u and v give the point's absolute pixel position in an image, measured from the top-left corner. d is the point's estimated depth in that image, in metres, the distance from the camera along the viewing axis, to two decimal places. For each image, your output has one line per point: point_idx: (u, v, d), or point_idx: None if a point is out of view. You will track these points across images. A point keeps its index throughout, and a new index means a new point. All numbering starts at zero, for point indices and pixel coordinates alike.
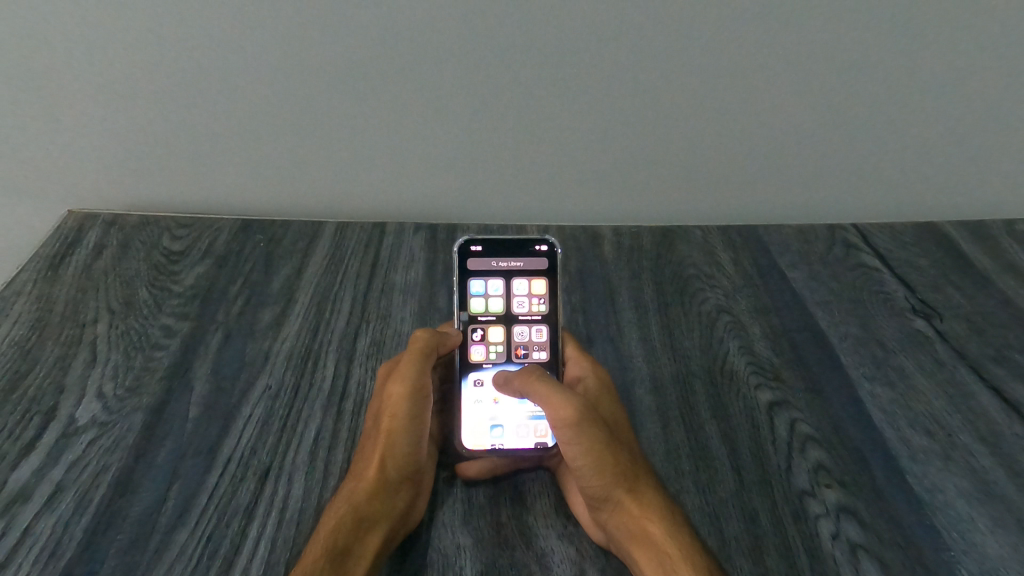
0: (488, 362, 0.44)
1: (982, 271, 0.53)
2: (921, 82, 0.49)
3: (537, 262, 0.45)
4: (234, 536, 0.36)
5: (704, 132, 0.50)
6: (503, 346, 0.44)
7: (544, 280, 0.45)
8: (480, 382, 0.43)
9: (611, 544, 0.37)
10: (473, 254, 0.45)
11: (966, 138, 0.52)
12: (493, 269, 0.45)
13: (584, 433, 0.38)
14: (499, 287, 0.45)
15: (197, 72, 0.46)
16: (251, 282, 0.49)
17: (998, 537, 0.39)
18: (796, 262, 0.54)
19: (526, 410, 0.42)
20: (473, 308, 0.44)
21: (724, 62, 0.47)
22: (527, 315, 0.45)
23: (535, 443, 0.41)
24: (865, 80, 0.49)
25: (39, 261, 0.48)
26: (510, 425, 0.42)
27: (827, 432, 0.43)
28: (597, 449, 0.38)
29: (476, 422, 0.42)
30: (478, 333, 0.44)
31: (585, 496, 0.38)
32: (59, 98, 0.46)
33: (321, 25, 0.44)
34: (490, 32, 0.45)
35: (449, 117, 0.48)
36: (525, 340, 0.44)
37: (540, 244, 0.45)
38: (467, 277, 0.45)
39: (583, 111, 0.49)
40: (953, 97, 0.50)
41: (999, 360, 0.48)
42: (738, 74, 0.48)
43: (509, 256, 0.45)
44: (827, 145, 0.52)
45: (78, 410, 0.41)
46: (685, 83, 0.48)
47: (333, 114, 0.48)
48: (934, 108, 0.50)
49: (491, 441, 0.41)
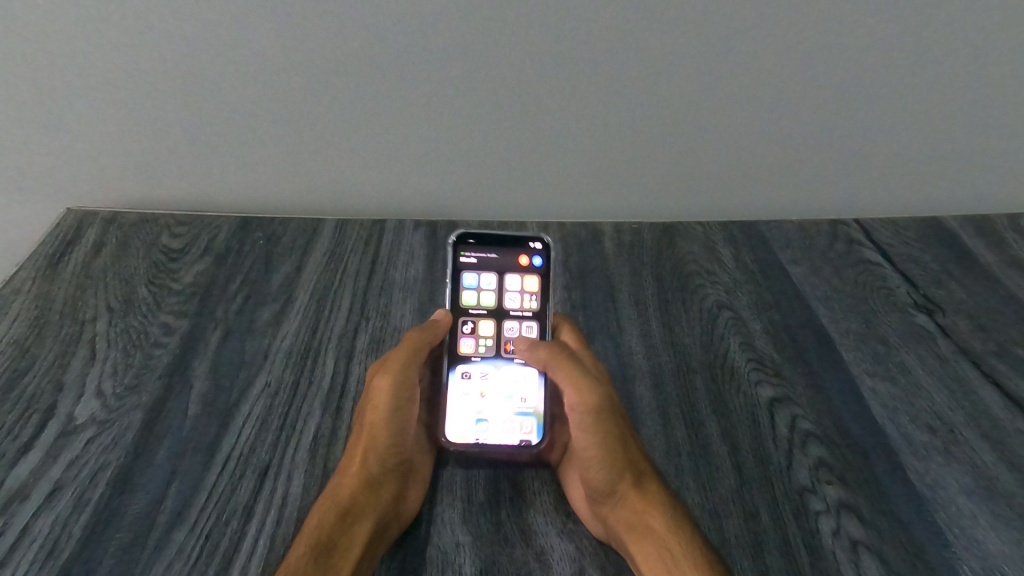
0: (476, 355, 0.43)
1: (986, 265, 0.53)
2: (953, 88, 0.46)
3: (530, 260, 0.45)
4: (232, 534, 0.36)
5: (715, 138, 0.48)
6: (493, 340, 0.43)
7: (538, 277, 0.45)
8: (468, 375, 0.42)
9: (610, 539, 0.38)
10: (467, 246, 0.45)
11: (989, 143, 0.49)
12: (486, 263, 0.45)
13: (601, 422, 0.39)
14: (492, 282, 0.45)
15: (187, 80, 0.43)
16: (250, 280, 0.49)
17: (1001, 533, 0.39)
18: (798, 257, 0.54)
19: (513, 404, 0.42)
20: (465, 301, 0.44)
21: (749, 67, 0.44)
22: (518, 310, 0.44)
23: (520, 439, 0.41)
24: (893, 87, 0.45)
25: (38, 258, 0.49)
26: (495, 419, 0.41)
27: (828, 428, 0.43)
28: (610, 440, 0.39)
29: (461, 414, 0.41)
30: (468, 325, 0.44)
31: (587, 489, 0.39)
32: (43, 104, 0.44)
33: (307, 30, 0.41)
34: (497, 34, 0.41)
35: (447, 122, 0.46)
36: (516, 335, 0.44)
37: (534, 241, 0.45)
38: (460, 270, 0.44)
39: (589, 119, 0.46)
40: (984, 103, 0.47)
41: (1002, 354, 0.48)
42: (759, 81, 0.45)
43: (504, 252, 0.45)
44: (846, 150, 0.49)
45: (76, 409, 0.41)
46: (699, 86, 0.45)
47: (324, 118, 0.45)
48: (964, 113, 0.47)
49: (474, 436, 0.41)
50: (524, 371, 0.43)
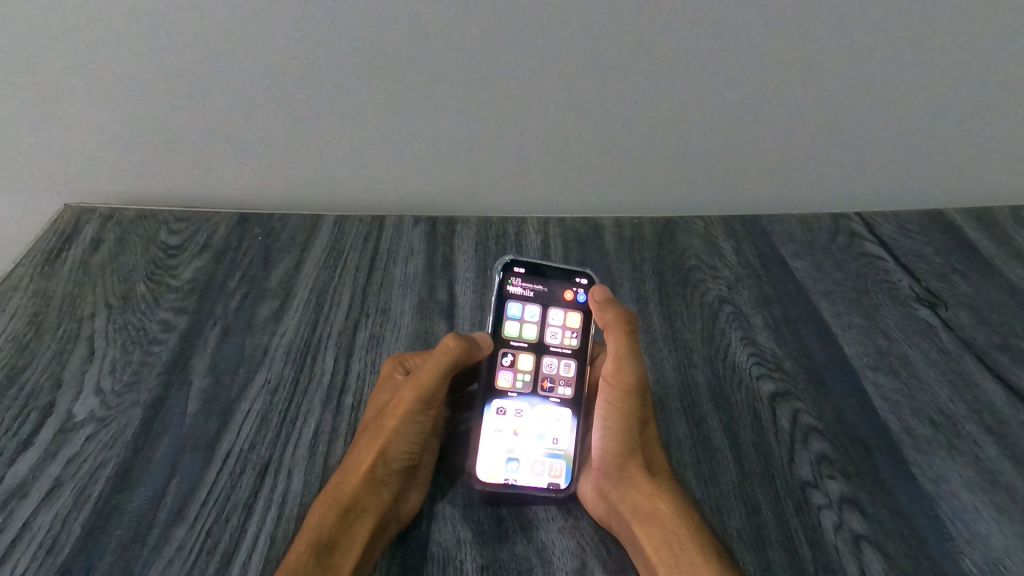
0: (513, 390, 0.41)
1: (990, 257, 0.53)
2: (963, 81, 0.45)
3: (575, 296, 0.43)
4: (233, 531, 0.36)
5: (719, 131, 0.48)
6: (531, 376, 0.42)
7: (581, 315, 0.43)
8: (504, 411, 0.41)
9: (614, 521, 0.38)
10: (515, 275, 0.43)
11: (998, 136, 0.48)
12: (533, 295, 0.43)
13: (630, 404, 0.39)
14: (535, 314, 0.43)
15: (189, 75, 0.42)
16: (249, 276, 0.49)
17: (1003, 526, 0.39)
18: (800, 250, 0.54)
19: (540, 440, 0.41)
20: (507, 332, 0.42)
21: (755, 63, 0.43)
22: (558, 346, 0.43)
23: (548, 483, 0.40)
24: (901, 80, 0.45)
25: (35, 255, 0.48)
26: (526, 460, 0.40)
27: (831, 423, 0.43)
28: (632, 424, 0.39)
29: (492, 452, 0.40)
30: (507, 357, 0.42)
31: (599, 465, 0.40)
32: (44, 107, 0.43)
33: (303, 25, 0.40)
34: (501, 29, 0.40)
35: (449, 116, 0.45)
36: (553, 372, 0.42)
37: (580, 277, 0.44)
38: (505, 299, 0.42)
39: (596, 112, 0.46)
40: (992, 96, 0.46)
41: (1005, 347, 0.48)
42: (766, 74, 0.44)
43: (550, 284, 0.43)
44: (850, 143, 0.49)
45: (75, 406, 0.41)
46: (705, 80, 0.44)
47: (325, 112, 0.45)
48: (972, 106, 0.46)
49: (505, 476, 0.39)
50: (558, 411, 0.42)
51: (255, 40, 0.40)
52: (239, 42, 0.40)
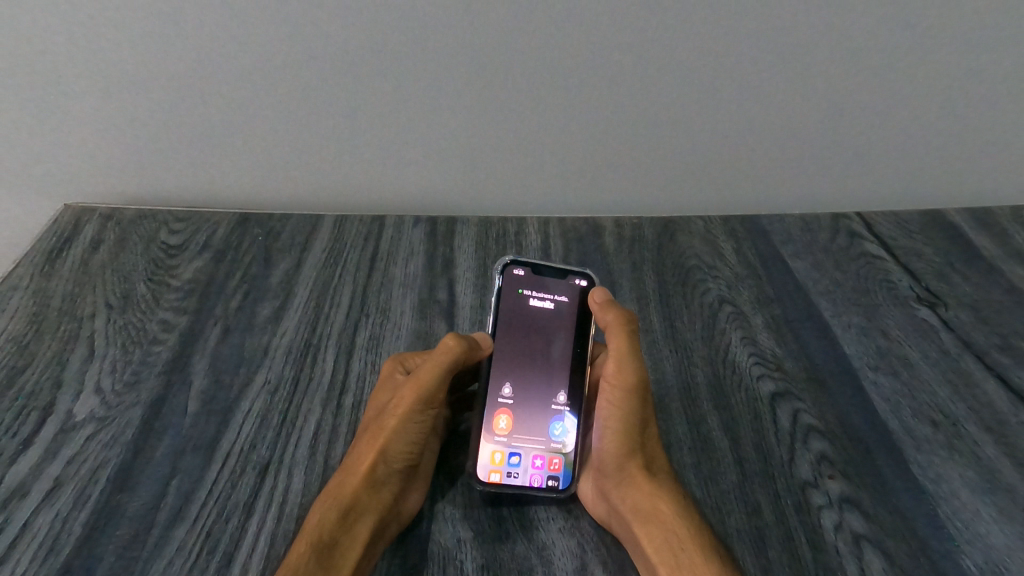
0: (513, 390, 0.41)
1: (990, 257, 0.53)
2: (963, 81, 0.45)
3: (575, 298, 0.43)
4: (233, 531, 0.36)
5: (719, 131, 0.48)
6: (530, 377, 0.42)
7: (581, 315, 0.43)
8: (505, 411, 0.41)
9: (614, 522, 0.38)
10: (515, 275, 0.42)
11: (998, 135, 0.48)
12: (532, 296, 0.43)
13: (630, 404, 0.39)
14: (535, 315, 0.43)
15: (189, 74, 0.42)
16: (249, 275, 0.49)
17: (1003, 526, 0.39)
18: (800, 250, 0.54)
19: (541, 440, 0.41)
20: (507, 333, 0.42)
21: (754, 62, 0.43)
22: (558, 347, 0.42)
23: (547, 483, 0.40)
24: (900, 80, 0.45)
25: (36, 255, 0.48)
26: (526, 461, 0.40)
27: (831, 423, 0.43)
28: (632, 424, 0.39)
29: (492, 452, 0.40)
30: (507, 358, 0.42)
31: (598, 465, 0.40)
32: (44, 107, 0.43)
33: (303, 25, 0.40)
34: (501, 29, 0.40)
35: (449, 115, 0.45)
36: (553, 373, 0.42)
37: (580, 278, 0.43)
38: (504, 300, 0.42)
39: (596, 111, 0.46)
40: (991, 96, 0.46)
41: (1005, 347, 0.48)
42: (765, 73, 0.44)
43: (550, 285, 0.43)
44: (850, 143, 0.49)
45: (75, 406, 0.41)
46: (704, 79, 0.44)
47: (325, 111, 0.45)
48: (971, 105, 0.46)
49: (504, 476, 0.39)
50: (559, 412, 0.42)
51: (255, 39, 0.40)
52: (239, 42, 0.40)
